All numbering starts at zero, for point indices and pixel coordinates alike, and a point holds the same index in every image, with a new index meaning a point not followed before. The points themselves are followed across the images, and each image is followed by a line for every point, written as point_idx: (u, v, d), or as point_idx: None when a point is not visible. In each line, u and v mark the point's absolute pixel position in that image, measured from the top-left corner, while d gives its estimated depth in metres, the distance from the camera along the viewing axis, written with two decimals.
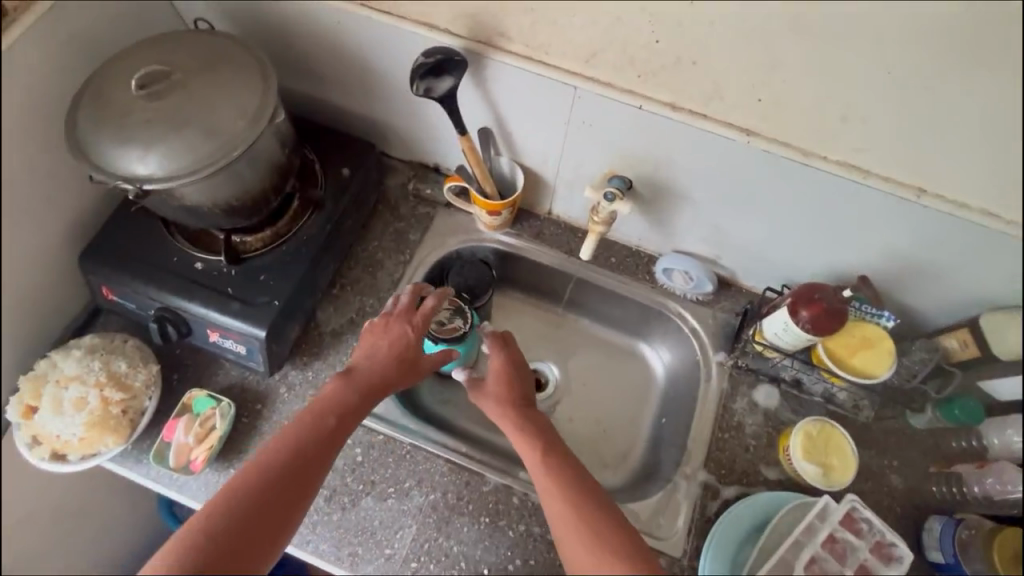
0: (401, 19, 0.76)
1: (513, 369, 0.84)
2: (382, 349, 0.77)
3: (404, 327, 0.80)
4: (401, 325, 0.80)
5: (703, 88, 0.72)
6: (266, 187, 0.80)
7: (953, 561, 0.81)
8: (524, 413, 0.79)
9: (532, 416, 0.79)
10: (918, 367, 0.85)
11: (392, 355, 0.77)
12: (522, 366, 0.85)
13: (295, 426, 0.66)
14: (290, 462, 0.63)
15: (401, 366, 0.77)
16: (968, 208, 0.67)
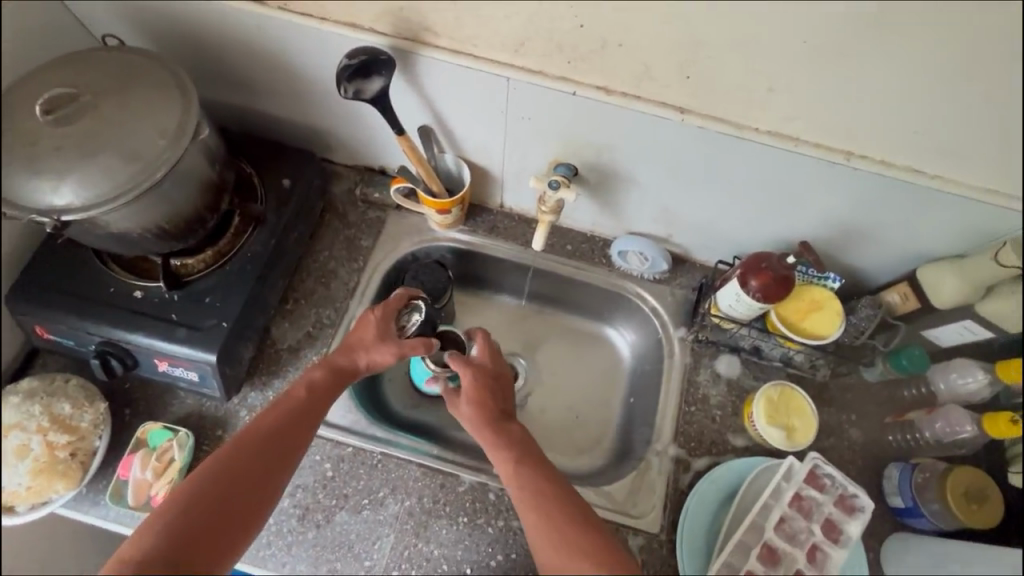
0: (323, 19, 0.74)
1: (490, 381, 0.87)
2: (356, 338, 0.83)
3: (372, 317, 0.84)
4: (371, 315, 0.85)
5: (633, 69, 0.71)
6: (200, 207, 0.77)
7: (911, 505, 0.84)
8: (498, 425, 0.80)
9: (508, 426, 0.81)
10: (865, 324, 0.88)
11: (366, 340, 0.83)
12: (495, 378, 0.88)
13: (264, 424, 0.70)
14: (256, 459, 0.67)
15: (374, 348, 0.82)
16: (893, 165, 0.70)
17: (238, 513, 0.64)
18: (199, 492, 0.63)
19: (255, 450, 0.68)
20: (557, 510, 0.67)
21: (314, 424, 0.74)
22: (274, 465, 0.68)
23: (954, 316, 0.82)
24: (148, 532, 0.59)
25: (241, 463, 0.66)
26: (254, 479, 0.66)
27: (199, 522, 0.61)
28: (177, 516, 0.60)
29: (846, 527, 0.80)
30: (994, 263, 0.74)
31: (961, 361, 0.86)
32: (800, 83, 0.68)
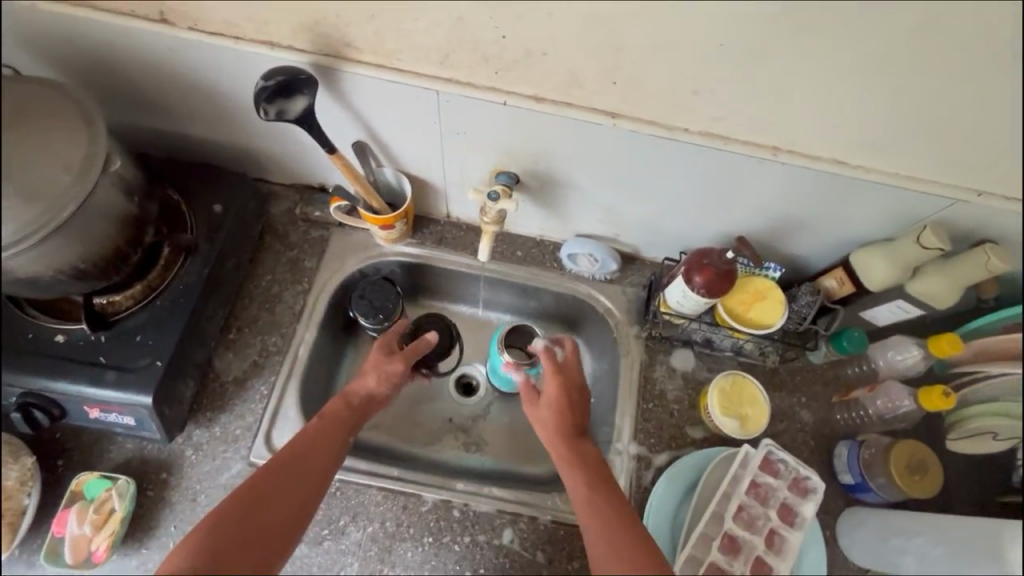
0: (237, 39, 0.70)
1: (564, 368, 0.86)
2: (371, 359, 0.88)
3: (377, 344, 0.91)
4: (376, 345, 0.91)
5: (561, 77, 0.70)
6: (119, 242, 0.72)
7: (860, 480, 0.88)
8: (565, 428, 0.81)
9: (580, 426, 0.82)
10: (806, 309, 0.91)
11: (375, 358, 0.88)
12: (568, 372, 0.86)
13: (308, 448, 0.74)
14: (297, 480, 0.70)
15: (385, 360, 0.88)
16: (818, 159, 0.73)
17: (268, 537, 0.65)
18: (228, 514, 0.64)
19: (290, 473, 0.70)
20: (601, 519, 0.69)
21: (338, 450, 0.76)
22: (300, 487, 0.70)
23: (887, 297, 0.87)
24: (183, 549, 0.61)
25: (267, 489, 0.68)
26: (281, 502, 0.68)
27: (226, 542, 0.62)
28: (207, 534, 0.62)
29: (801, 509, 0.83)
30: (917, 246, 0.78)
31: (898, 339, 0.91)
32: (726, 85, 0.68)
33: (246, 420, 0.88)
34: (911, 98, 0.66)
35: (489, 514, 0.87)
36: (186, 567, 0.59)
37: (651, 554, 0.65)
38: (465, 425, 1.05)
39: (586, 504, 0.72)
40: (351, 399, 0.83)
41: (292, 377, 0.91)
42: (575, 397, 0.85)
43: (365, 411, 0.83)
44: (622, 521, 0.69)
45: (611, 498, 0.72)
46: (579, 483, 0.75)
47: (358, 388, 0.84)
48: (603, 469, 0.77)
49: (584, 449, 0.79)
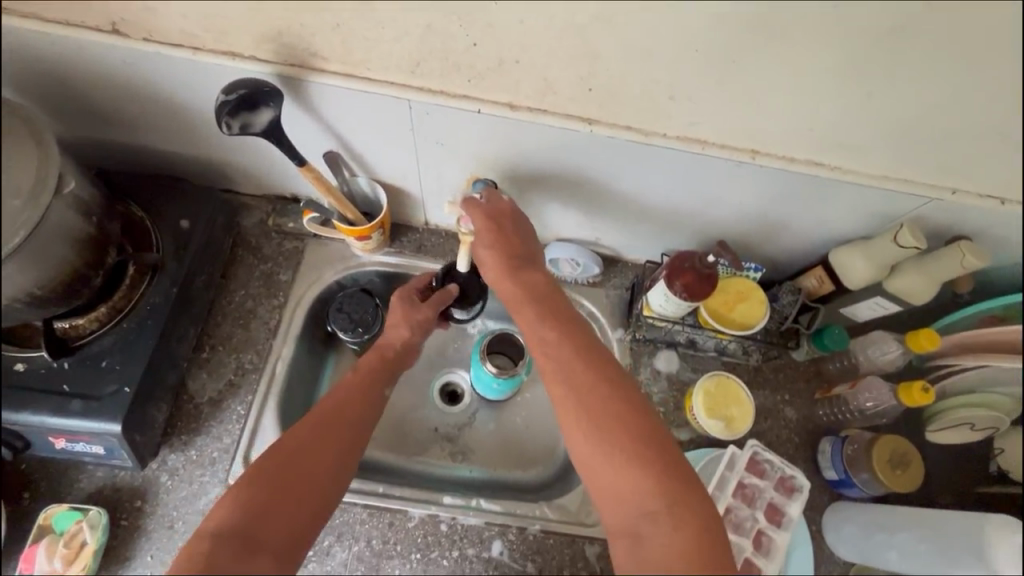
0: (196, 49, 0.67)
1: (508, 229, 0.78)
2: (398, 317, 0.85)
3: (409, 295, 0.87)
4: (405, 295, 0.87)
5: (536, 85, 0.68)
6: (77, 266, 0.69)
7: (844, 476, 0.89)
8: (545, 321, 0.71)
9: (552, 307, 0.73)
10: (788, 309, 0.91)
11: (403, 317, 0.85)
12: (541, 269, 0.78)
13: (341, 401, 0.70)
14: (330, 434, 0.66)
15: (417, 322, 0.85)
16: (795, 160, 0.73)
17: (302, 490, 0.62)
18: (264, 469, 0.62)
19: (320, 427, 0.67)
20: (599, 432, 0.61)
21: (376, 403, 0.73)
22: (332, 442, 0.66)
23: (866, 294, 0.87)
24: (223, 502, 0.60)
25: (294, 445, 0.64)
26: (315, 455, 0.64)
27: (267, 500, 0.60)
28: (245, 489, 0.60)
29: (787, 508, 0.83)
30: (894, 245, 0.78)
31: (881, 335, 0.91)
32: (701, 91, 0.67)
33: (224, 442, 0.85)
34: (892, 93, 0.65)
35: (478, 526, 0.86)
36: (229, 525, 0.57)
37: (672, 474, 0.59)
38: (451, 434, 1.04)
39: (575, 404, 0.63)
40: (385, 351, 0.81)
41: (270, 395, 0.88)
42: (552, 292, 0.75)
43: (397, 356, 0.82)
44: (621, 427, 0.61)
45: (609, 393, 0.64)
46: (566, 377, 0.65)
47: (391, 339, 0.83)
48: (597, 357, 0.67)
49: (565, 336, 0.68)
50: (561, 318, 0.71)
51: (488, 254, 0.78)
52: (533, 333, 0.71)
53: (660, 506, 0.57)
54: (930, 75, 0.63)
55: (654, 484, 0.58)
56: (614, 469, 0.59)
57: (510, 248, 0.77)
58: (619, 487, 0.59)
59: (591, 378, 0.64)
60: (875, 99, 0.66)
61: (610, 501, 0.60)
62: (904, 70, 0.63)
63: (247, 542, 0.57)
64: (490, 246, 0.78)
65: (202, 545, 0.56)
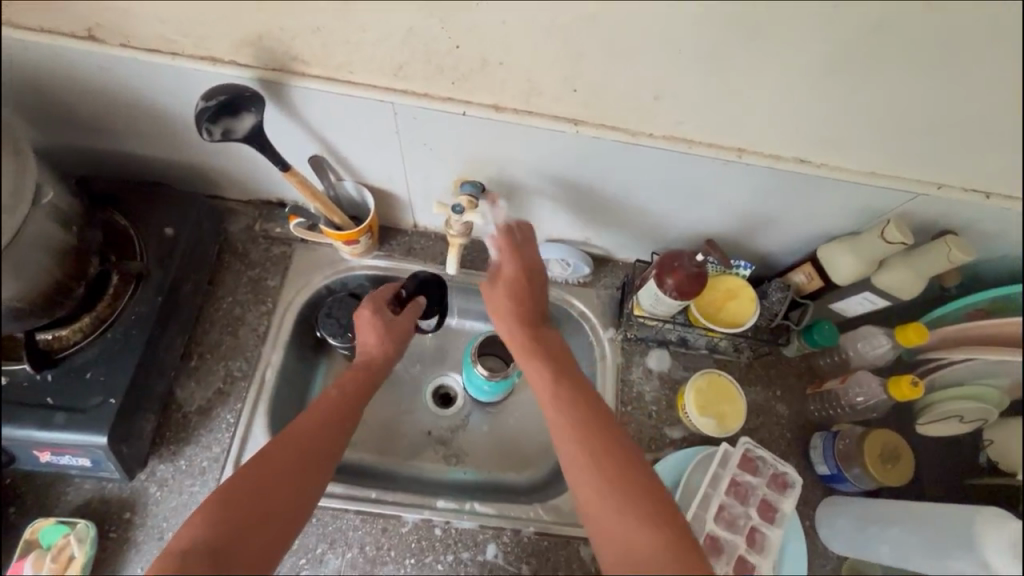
0: (175, 55, 0.66)
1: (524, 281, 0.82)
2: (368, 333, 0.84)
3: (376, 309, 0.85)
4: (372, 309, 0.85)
5: (520, 86, 0.67)
6: (60, 277, 0.68)
7: (836, 471, 0.90)
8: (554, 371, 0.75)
9: (560, 361, 0.77)
10: (778, 306, 0.92)
11: (374, 333, 0.84)
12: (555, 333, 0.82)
13: (319, 415, 0.71)
14: (309, 448, 0.68)
15: (387, 335, 0.84)
16: (783, 159, 0.71)
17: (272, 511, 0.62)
18: (240, 488, 0.62)
19: (300, 440, 0.68)
20: (602, 482, 0.65)
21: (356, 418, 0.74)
22: (310, 455, 0.67)
23: (854, 289, 0.88)
24: (196, 519, 0.60)
25: (271, 460, 0.65)
26: (290, 477, 0.65)
27: (241, 516, 0.61)
28: (218, 506, 0.61)
29: (780, 505, 0.83)
30: (881, 240, 0.78)
31: (870, 329, 0.92)
32: (686, 90, 0.67)
33: (213, 451, 0.84)
34: (878, 89, 0.66)
35: (472, 530, 0.86)
36: (199, 542, 0.58)
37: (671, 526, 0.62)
38: (444, 437, 1.03)
39: (582, 456, 0.67)
40: (360, 368, 0.80)
41: (260, 402, 0.88)
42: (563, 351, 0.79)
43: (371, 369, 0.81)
44: (621, 482, 0.65)
45: (613, 447, 0.67)
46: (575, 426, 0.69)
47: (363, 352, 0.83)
48: (600, 412, 0.71)
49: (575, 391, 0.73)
50: (570, 374, 0.75)
51: (505, 303, 0.82)
52: (542, 385, 0.74)
53: (661, 550, 0.60)
54: (915, 72, 0.64)
55: (653, 536, 0.61)
56: (620, 519, 0.62)
57: (523, 309, 0.81)
58: (619, 539, 0.62)
59: (601, 431, 0.68)
60: (862, 95, 0.67)
61: (611, 550, 0.62)
62: (890, 66, 0.64)
63: (222, 558, 0.57)
64: (504, 301, 0.82)
65: (172, 562, 0.56)
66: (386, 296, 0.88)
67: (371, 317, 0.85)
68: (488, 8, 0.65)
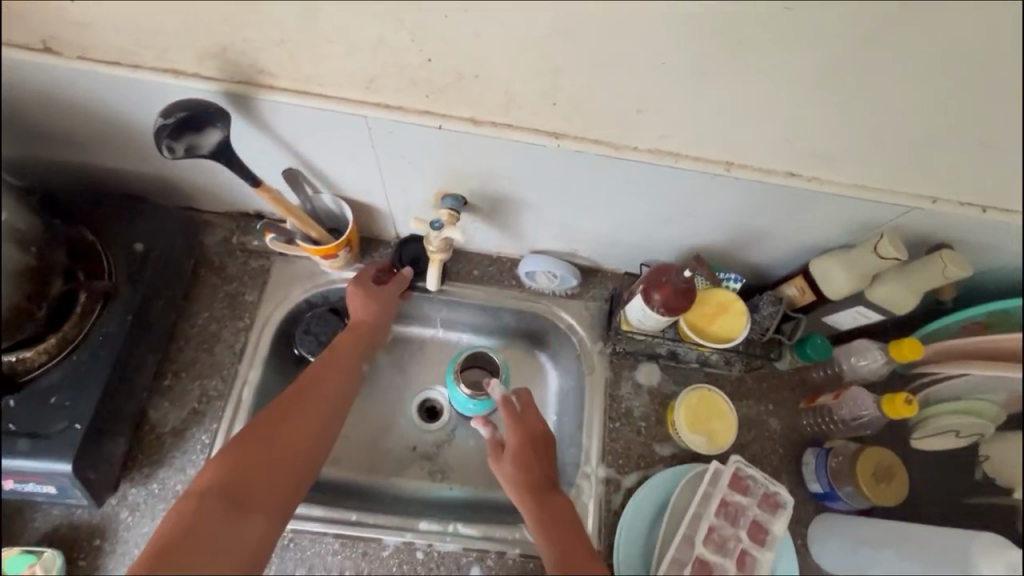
0: (136, 67, 0.63)
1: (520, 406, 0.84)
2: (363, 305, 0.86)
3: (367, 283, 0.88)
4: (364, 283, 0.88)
5: (498, 100, 0.64)
6: (22, 301, 0.64)
7: (828, 489, 0.88)
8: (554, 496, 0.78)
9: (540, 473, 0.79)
10: (769, 320, 0.89)
11: (369, 305, 0.86)
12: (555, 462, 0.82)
13: (320, 377, 0.77)
14: (314, 405, 0.73)
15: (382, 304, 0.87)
16: (774, 173, 0.68)
17: (284, 455, 0.67)
18: (249, 435, 0.67)
19: (304, 397, 0.73)
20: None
21: (354, 381, 0.80)
22: (315, 410, 0.73)
23: (847, 303, 0.85)
24: (213, 466, 0.66)
25: (280, 414, 0.70)
26: (297, 427, 0.70)
27: (256, 463, 0.66)
28: (234, 453, 0.66)
29: (771, 526, 0.81)
30: (874, 255, 0.75)
31: (864, 343, 0.89)
32: (671, 103, 0.64)
33: (187, 474, 0.81)
34: (868, 101, 0.63)
35: (455, 553, 0.84)
36: (219, 485, 0.63)
37: None
38: (429, 453, 1.01)
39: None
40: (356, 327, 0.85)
41: (236, 422, 0.85)
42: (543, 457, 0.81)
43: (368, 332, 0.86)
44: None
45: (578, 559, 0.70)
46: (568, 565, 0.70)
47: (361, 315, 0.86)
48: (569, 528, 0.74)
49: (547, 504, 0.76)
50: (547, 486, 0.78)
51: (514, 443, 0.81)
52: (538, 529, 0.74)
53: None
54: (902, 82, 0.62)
55: None
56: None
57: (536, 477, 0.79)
58: None
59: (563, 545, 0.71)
60: (852, 106, 0.64)
61: None
62: (883, 77, 0.62)
63: (241, 498, 0.63)
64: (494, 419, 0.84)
65: (195, 502, 0.62)
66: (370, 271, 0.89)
67: (364, 288, 0.87)
68: (462, 19, 0.62)
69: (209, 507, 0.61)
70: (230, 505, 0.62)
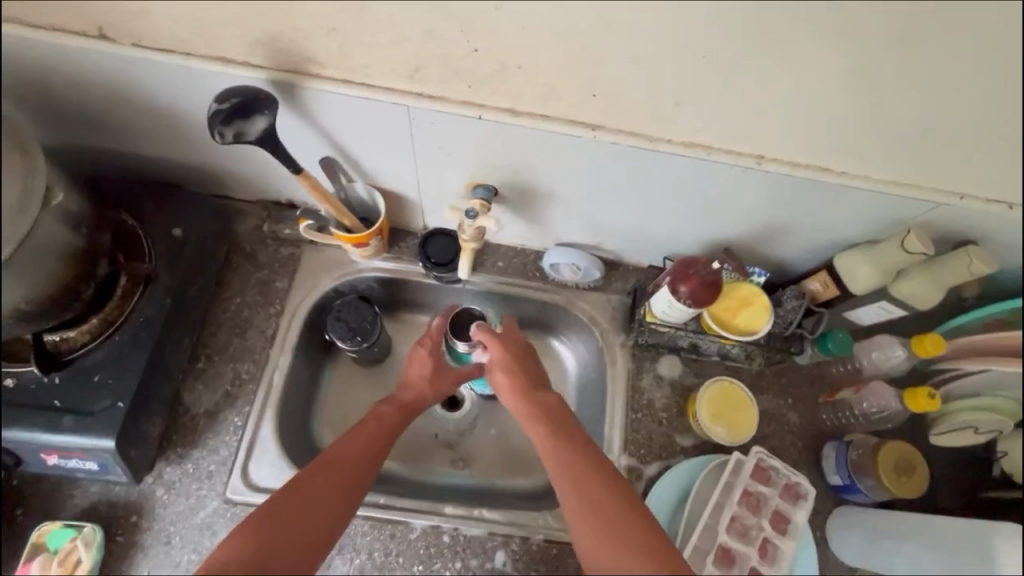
0: (187, 56, 0.65)
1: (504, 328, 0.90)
2: (416, 367, 0.87)
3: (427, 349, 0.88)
4: (425, 349, 0.88)
5: (538, 91, 0.66)
6: (66, 279, 0.67)
7: (849, 482, 0.87)
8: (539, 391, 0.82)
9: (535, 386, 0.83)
10: (792, 315, 0.90)
11: (420, 369, 0.87)
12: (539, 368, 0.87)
13: (354, 439, 0.73)
14: (348, 466, 0.69)
15: (434, 376, 0.87)
16: (804, 167, 0.71)
17: (303, 537, 0.61)
18: (279, 500, 0.63)
19: (339, 463, 0.69)
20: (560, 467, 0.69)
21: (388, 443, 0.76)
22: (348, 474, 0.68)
23: (871, 299, 0.87)
24: (237, 534, 0.60)
25: (312, 478, 0.66)
26: (329, 490, 0.66)
27: (280, 532, 0.60)
28: (261, 522, 0.61)
29: (793, 515, 0.83)
30: (901, 250, 0.76)
31: (887, 338, 0.90)
32: (708, 96, 0.66)
33: (221, 455, 0.83)
34: (906, 98, 0.63)
35: (481, 537, 0.85)
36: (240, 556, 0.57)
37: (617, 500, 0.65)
38: (451, 440, 1.03)
39: (564, 474, 0.68)
40: (408, 408, 0.83)
41: (268, 405, 0.87)
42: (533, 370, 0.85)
43: (415, 409, 0.84)
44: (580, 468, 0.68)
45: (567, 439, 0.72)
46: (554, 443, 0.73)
47: (411, 394, 0.84)
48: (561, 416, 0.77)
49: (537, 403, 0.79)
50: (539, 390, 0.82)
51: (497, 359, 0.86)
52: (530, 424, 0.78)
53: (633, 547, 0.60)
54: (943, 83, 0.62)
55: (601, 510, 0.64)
56: (596, 513, 0.63)
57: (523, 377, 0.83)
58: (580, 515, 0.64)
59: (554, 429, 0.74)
60: (887, 104, 0.64)
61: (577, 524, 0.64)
62: None
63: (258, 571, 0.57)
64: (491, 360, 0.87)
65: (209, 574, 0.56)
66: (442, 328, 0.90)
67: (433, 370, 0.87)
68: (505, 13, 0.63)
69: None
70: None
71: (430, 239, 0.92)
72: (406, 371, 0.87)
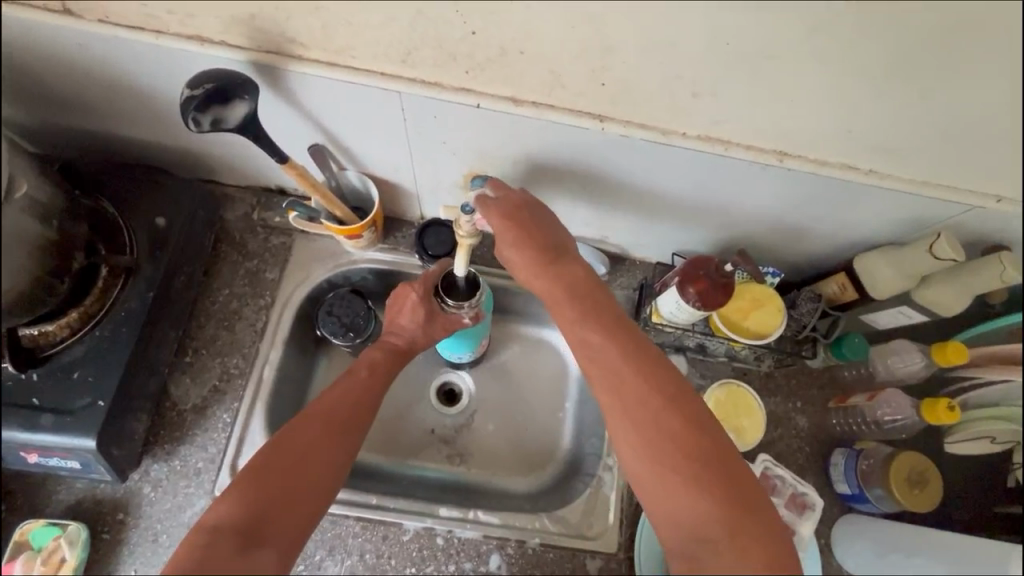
0: (159, 33, 0.60)
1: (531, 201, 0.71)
2: (404, 316, 0.79)
3: (414, 294, 0.78)
4: (412, 292, 0.79)
5: (542, 77, 0.61)
6: (41, 274, 0.63)
7: (857, 491, 0.84)
8: (587, 327, 0.64)
9: (563, 270, 0.69)
10: (807, 318, 0.85)
11: (411, 316, 0.78)
12: (580, 260, 0.70)
13: (343, 391, 0.68)
14: (339, 419, 0.64)
15: (426, 323, 0.79)
16: (828, 164, 0.65)
17: (305, 492, 0.58)
18: (268, 460, 0.58)
19: (331, 419, 0.64)
20: (628, 419, 0.58)
21: (382, 389, 0.72)
22: (338, 430, 0.63)
23: (891, 303, 0.82)
24: (226, 498, 0.56)
25: (299, 437, 0.61)
26: (319, 451, 0.61)
27: (275, 496, 0.56)
28: (250, 483, 0.56)
29: (797, 526, 0.80)
30: (929, 255, 0.71)
31: (904, 344, 0.86)
32: (727, 86, 0.60)
33: (209, 452, 0.81)
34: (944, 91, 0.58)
35: (475, 540, 0.83)
36: (229, 522, 0.54)
37: (685, 449, 0.56)
38: (447, 436, 0.99)
39: (632, 414, 0.58)
40: (392, 349, 0.77)
41: (256, 402, 0.84)
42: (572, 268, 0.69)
43: (406, 356, 0.78)
44: (656, 422, 0.57)
45: (642, 387, 0.59)
46: (615, 397, 0.59)
47: (397, 335, 0.78)
48: (633, 349, 0.61)
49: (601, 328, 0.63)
50: (603, 316, 0.64)
51: (512, 253, 0.70)
52: (566, 323, 0.66)
53: (727, 546, 0.52)
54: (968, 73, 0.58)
55: (668, 459, 0.55)
56: (653, 457, 0.56)
57: (536, 243, 0.69)
58: (648, 459, 0.56)
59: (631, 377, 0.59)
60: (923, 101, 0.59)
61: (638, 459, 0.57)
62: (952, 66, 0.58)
63: (260, 532, 0.54)
64: (513, 245, 0.70)
65: (200, 539, 0.53)
66: (434, 280, 0.80)
67: (427, 315, 0.79)
68: None
69: (222, 542, 0.52)
70: (244, 540, 0.53)
71: (427, 230, 0.87)
72: (390, 316, 0.80)
